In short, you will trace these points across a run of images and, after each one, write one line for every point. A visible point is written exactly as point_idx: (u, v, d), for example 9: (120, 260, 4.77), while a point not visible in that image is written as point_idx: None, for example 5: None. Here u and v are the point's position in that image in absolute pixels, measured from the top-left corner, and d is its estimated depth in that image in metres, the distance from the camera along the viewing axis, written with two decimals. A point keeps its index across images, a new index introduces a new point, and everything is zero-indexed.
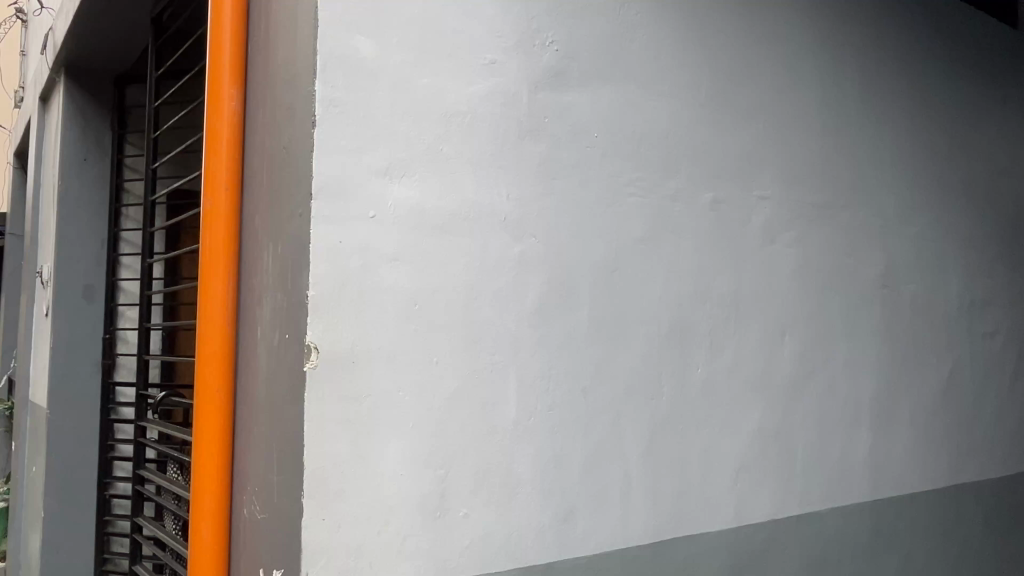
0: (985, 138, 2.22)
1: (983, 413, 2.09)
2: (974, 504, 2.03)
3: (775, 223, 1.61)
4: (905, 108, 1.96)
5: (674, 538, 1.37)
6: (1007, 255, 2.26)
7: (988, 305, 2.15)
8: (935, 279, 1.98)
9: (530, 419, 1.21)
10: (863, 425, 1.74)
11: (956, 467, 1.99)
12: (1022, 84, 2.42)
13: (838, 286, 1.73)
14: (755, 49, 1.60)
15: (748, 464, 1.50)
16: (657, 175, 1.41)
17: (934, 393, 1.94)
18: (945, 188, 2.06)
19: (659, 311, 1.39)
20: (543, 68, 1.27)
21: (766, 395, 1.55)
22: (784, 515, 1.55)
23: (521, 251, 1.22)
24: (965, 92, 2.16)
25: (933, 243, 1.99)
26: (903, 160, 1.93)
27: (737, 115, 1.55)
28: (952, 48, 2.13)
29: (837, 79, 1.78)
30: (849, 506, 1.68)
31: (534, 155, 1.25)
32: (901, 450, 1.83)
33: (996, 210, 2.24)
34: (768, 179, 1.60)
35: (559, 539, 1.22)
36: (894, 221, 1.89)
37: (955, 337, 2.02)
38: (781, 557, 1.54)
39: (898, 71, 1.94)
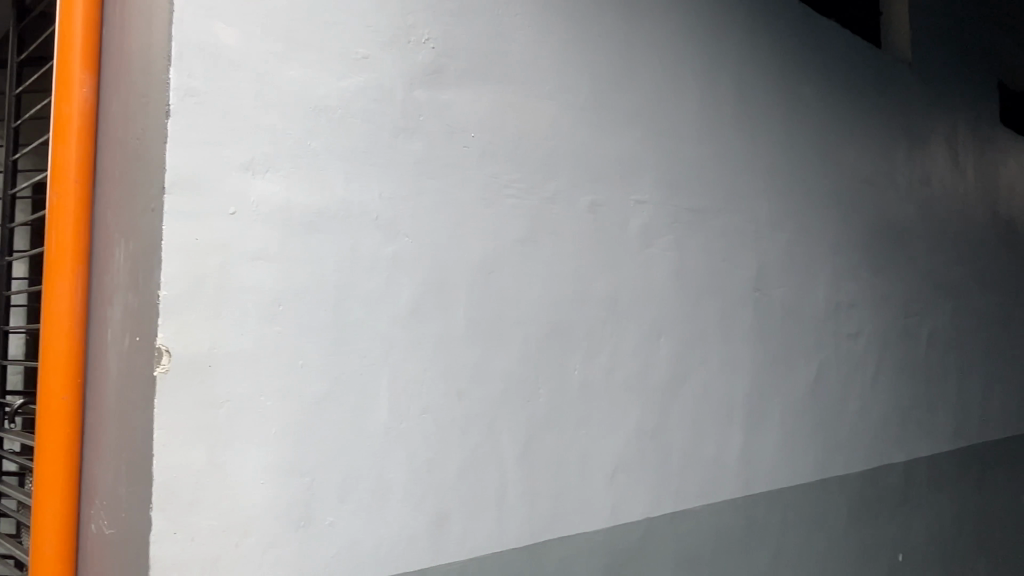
0: (851, 148, 2.34)
1: (849, 410, 2.20)
2: (841, 497, 2.13)
3: (653, 227, 1.64)
4: (778, 119, 2.04)
5: (551, 540, 1.37)
6: (871, 260, 2.38)
7: (853, 308, 2.27)
8: (805, 283, 2.07)
9: (402, 423, 1.18)
10: (736, 424, 1.80)
11: (822, 463, 2.08)
12: (886, 98, 2.57)
13: (713, 289, 1.78)
14: (635, 55, 1.62)
15: (625, 464, 1.52)
16: (536, 176, 1.41)
17: (803, 392, 2.03)
18: (815, 195, 2.15)
19: (537, 312, 1.39)
20: (419, 65, 1.25)
21: (643, 395, 1.58)
22: (659, 514, 1.58)
23: (394, 252, 1.19)
24: (833, 105, 2.27)
25: (803, 249, 2.08)
26: (775, 169, 2.01)
27: (616, 119, 1.58)
28: (821, 62, 2.23)
29: (712, 89, 1.83)
30: (722, 502, 1.73)
31: (409, 154, 1.23)
32: (771, 447, 1.90)
33: (861, 217, 2.36)
34: (646, 184, 1.63)
35: (432, 545, 1.20)
36: (766, 226, 1.96)
37: (822, 338, 2.12)
38: (657, 554, 1.56)
39: (771, 82, 2.02)
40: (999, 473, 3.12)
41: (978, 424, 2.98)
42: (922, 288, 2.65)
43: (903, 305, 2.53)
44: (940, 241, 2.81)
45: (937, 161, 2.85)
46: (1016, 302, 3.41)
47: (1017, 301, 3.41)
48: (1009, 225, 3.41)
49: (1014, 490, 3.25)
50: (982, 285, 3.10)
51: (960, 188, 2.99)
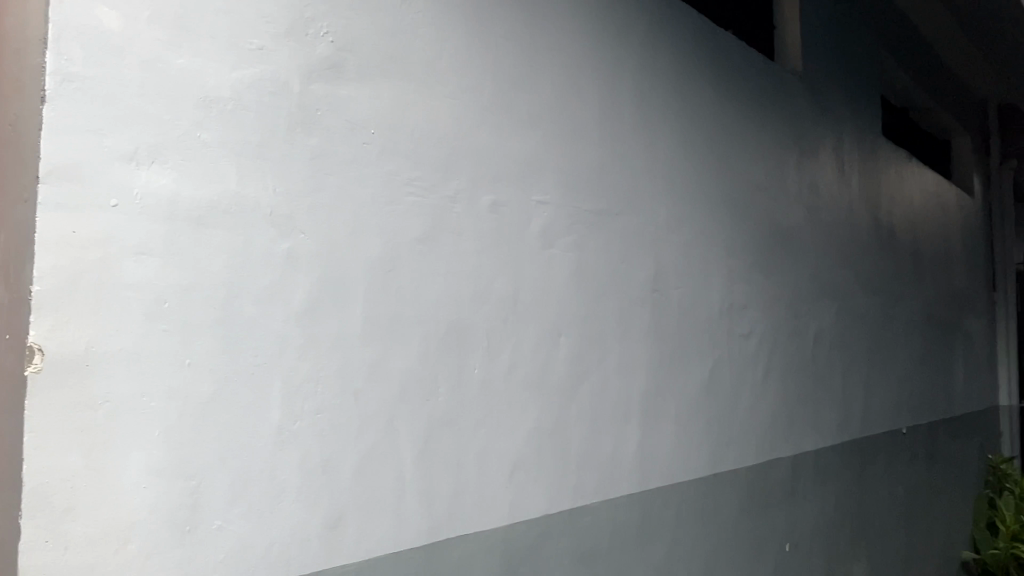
0: (745, 155, 2.43)
1: (740, 407, 2.29)
2: (732, 491, 2.21)
3: (554, 227, 1.66)
4: (676, 125, 2.10)
5: (449, 539, 1.37)
6: (762, 263, 2.48)
7: (746, 308, 2.36)
8: (700, 284, 2.14)
9: (295, 424, 1.15)
10: (633, 421, 1.85)
11: (715, 458, 2.16)
12: (778, 108, 2.68)
13: (612, 289, 1.82)
14: (537, 58, 1.64)
15: (524, 462, 1.54)
16: (436, 174, 1.41)
17: (697, 390, 2.09)
18: (710, 200, 2.23)
19: (436, 311, 1.39)
20: (317, 59, 1.23)
21: (542, 394, 1.59)
22: (556, 510, 1.60)
23: (289, 248, 1.16)
24: (728, 113, 2.36)
25: (699, 251, 2.15)
26: (673, 173, 2.07)
27: (518, 120, 1.59)
28: (718, 71, 2.32)
29: (613, 93, 1.87)
30: (618, 497, 1.77)
31: (305, 149, 1.20)
32: (666, 444, 1.96)
33: (754, 221, 2.45)
34: (547, 185, 1.65)
35: (326, 547, 1.18)
36: (664, 229, 2.01)
37: (716, 337, 2.19)
38: (555, 550, 1.58)
39: (670, 89, 2.08)
40: (879, 467, 3.30)
41: (860, 419, 3.15)
42: (810, 290, 2.78)
43: (792, 306, 2.65)
44: (827, 245, 2.95)
45: (825, 169, 2.99)
46: (896, 305, 3.62)
47: (897, 304, 3.62)
48: (889, 232, 3.62)
49: (893, 482, 3.44)
50: (865, 288, 3.28)
51: (845, 196, 3.16)
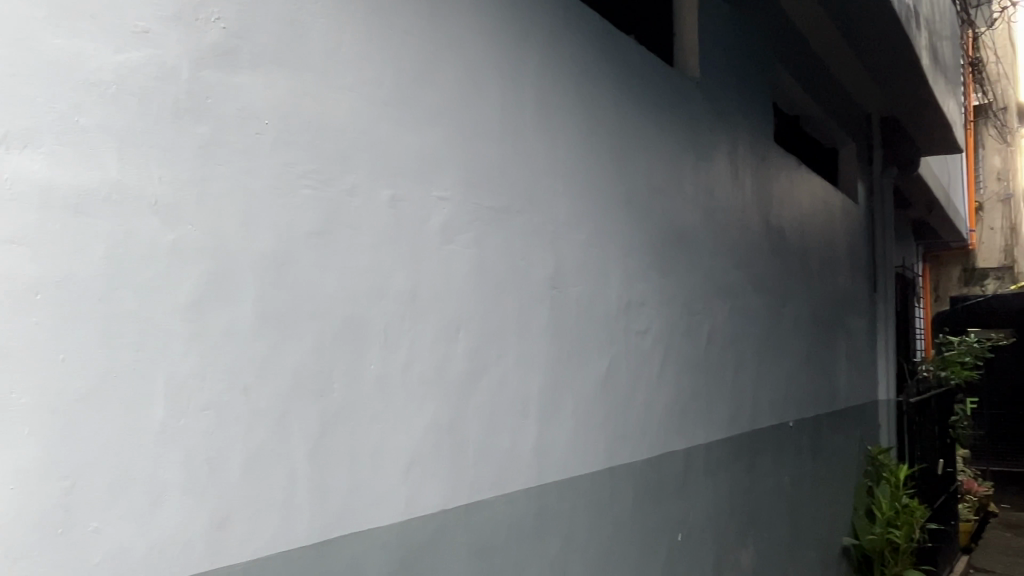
0: (644, 158, 2.50)
1: (635, 402, 2.35)
2: (626, 484, 2.26)
3: (453, 224, 1.66)
4: (578, 125, 2.14)
5: (341, 537, 1.35)
6: (659, 262, 2.56)
7: (642, 306, 2.43)
8: (598, 282, 2.19)
9: (180, 420, 1.12)
10: (530, 416, 1.87)
11: (610, 452, 2.21)
12: (676, 112, 2.76)
13: (512, 286, 1.84)
14: (439, 53, 1.64)
15: (420, 458, 1.54)
16: (333, 167, 1.39)
17: (594, 385, 2.14)
18: (609, 200, 2.28)
19: (331, 306, 1.37)
20: (208, 44, 1.19)
21: (439, 389, 1.59)
22: (453, 505, 1.61)
23: (174, 239, 1.13)
24: (628, 115, 2.42)
25: (597, 250, 2.20)
26: (573, 173, 2.11)
27: (418, 115, 1.59)
28: (618, 74, 2.37)
29: (514, 91, 1.89)
30: (515, 492, 1.79)
31: (194, 137, 1.16)
32: (563, 438, 1.99)
33: (652, 221, 2.52)
34: (447, 181, 1.66)
35: (211, 548, 1.15)
36: (564, 227, 2.05)
37: (613, 334, 2.25)
38: (451, 545, 1.59)
39: (571, 91, 2.12)
40: (767, 459, 3.46)
41: (750, 413, 3.28)
42: (704, 289, 2.88)
43: (687, 305, 2.74)
44: (721, 247, 3.07)
45: (721, 174, 3.11)
46: (785, 304, 3.79)
47: (785, 303, 3.79)
48: (780, 234, 3.78)
49: (780, 473, 3.60)
50: (756, 288, 3.42)
51: (738, 199, 3.28)
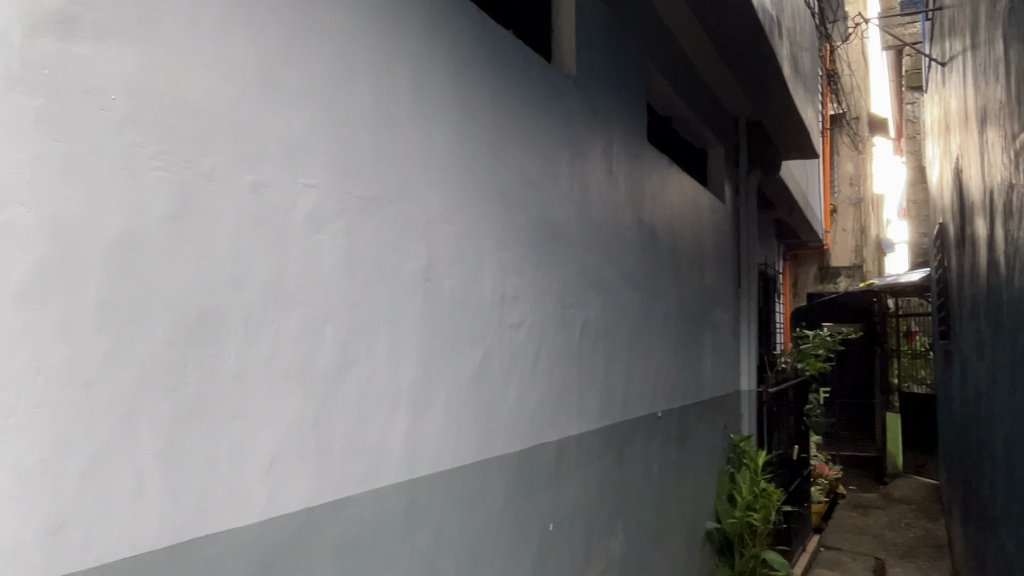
0: (520, 153, 2.51)
1: (508, 394, 2.36)
2: (498, 476, 2.27)
3: (322, 212, 1.61)
4: (453, 117, 2.12)
5: (195, 540, 1.28)
6: (533, 256, 2.58)
7: (516, 299, 2.44)
8: (472, 274, 2.18)
9: (9, 419, 1.02)
10: (401, 410, 1.84)
11: (483, 444, 2.21)
12: (553, 107, 2.79)
13: (383, 278, 1.80)
14: (308, 34, 1.59)
15: (283, 455, 1.48)
16: (190, 149, 1.31)
17: (466, 378, 2.13)
18: (484, 192, 2.27)
19: (186, 295, 1.29)
20: (45, 11, 1.10)
21: (304, 384, 1.54)
22: (318, 502, 1.56)
23: (4, 222, 1.03)
24: (505, 108, 2.42)
25: (471, 242, 2.19)
26: (448, 165, 2.09)
27: (285, 97, 1.52)
28: (495, 66, 2.37)
29: (388, 79, 1.85)
30: (384, 487, 1.76)
31: (29, 111, 1.07)
32: (435, 432, 1.98)
33: (527, 215, 2.54)
34: (315, 168, 1.60)
35: (45, 556, 1.06)
36: (438, 218, 2.03)
37: (486, 327, 2.25)
38: (316, 544, 1.54)
39: (446, 81, 2.10)
40: (636, 448, 3.56)
41: (620, 404, 3.37)
42: (577, 283, 2.93)
43: (561, 298, 2.78)
44: (594, 242, 3.13)
45: (595, 170, 3.17)
46: (655, 299, 3.92)
47: (655, 297, 3.91)
48: (651, 231, 3.90)
49: (648, 461, 3.72)
50: (628, 282, 3.51)
51: (612, 195, 3.36)
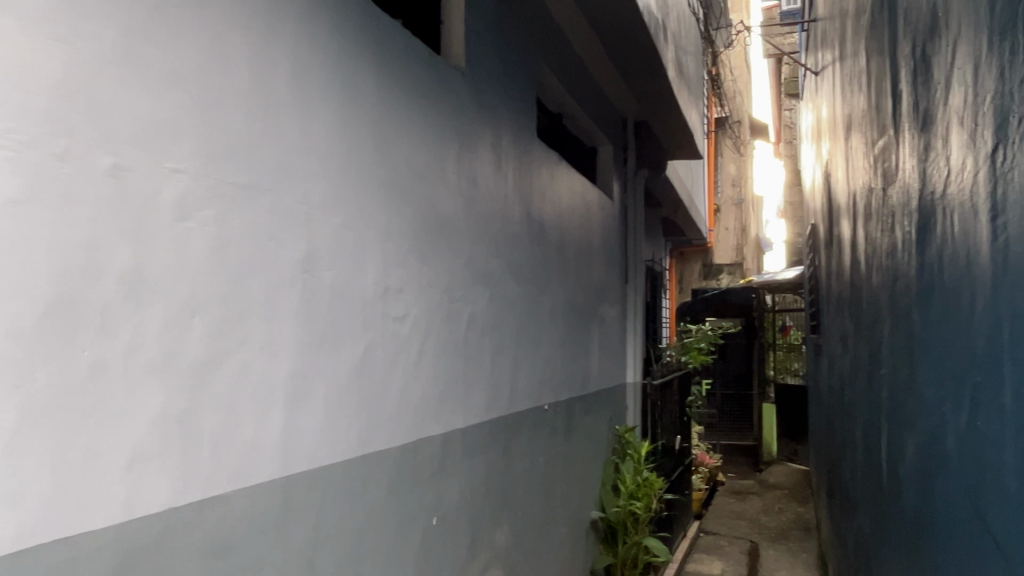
0: (406, 144, 2.48)
1: (390, 387, 2.33)
2: (380, 470, 2.24)
3: (190, 199, 1.54)
4: (335, 104, 2.07)
5: (45, 544, 1.20)
6: (419, 249, 2.55)
7: (401, 292, 2.41)
8: (354, 266, 2.14)
9: None
10: (276, 405, 1.79)
11: (365, 439, 2.18)
12: (441, 99, 2.77)
13: (258, 269, 1.74)
14: (176, 13, 1.51)
15: (145, 452, 1.41)
16: (41, 128, 1.23)
17: (347, 372, 2.09)
18: (368, 183, 2.24)
19: (35, 284, 1.21)
20: None
21: (169, 378, 1.47)
22: (183, 502, 1.49)
23: None
24: (391, 98, 2.39)
25: (354, 233, 2.15)
26: (329, 153, 2.04)
27: (151, 77, 1.45)
28: (381, 56, 2.33)
29: (266, 63, 1.79)
30: (256, 486, 1.70)
31: None
32: (312, 427, 1.93)
33: (413, 207, 2.51)
34: (183, 152, 1.53)
35: None
36: (318, 209, 1.98)
37: (368, 321, 2.21)
38: (181, 546, 1.47)
39: (328, 68, 2.05)
40: (522, 441, 3.59)
41: (507, 397, 3.40)
42: (464, 276, 2.93)
43: (446, 291, 2.77)
44: (482, 235, 3.13)
45: (484, 164, 3.17)
46: (543, 293, 3.96)
47: (543, 292, 3.96)
48: (540, 226, 3.95)
49: (534, 454, 3.77)
50: (516, 277, 3.54)
51: (500, 189, 3.37)
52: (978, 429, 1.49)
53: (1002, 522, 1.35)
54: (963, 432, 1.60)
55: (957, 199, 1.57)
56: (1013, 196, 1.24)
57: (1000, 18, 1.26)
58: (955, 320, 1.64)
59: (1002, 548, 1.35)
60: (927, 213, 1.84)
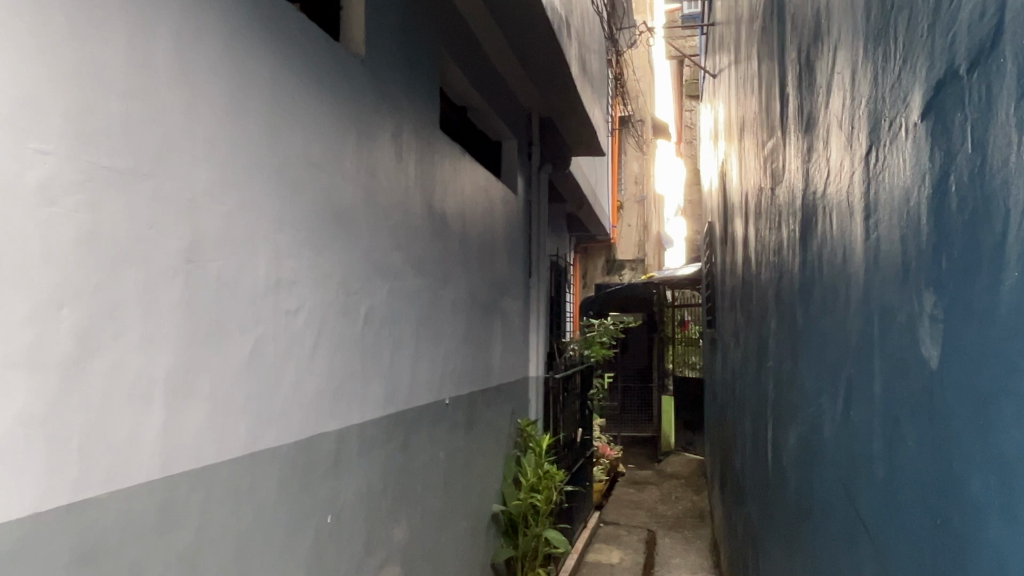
0: (301, 132, 2.40)
1: (282, 383, 2.26)
2: (270, 469, 2.17)
3: (58, 182, 1.44)
4: (224, 88, 1.99)
5: None
6: (314, 240, 2.48)
7: (294, 284, 2.34)
8: (243, 257, 2.06)
9: None
10: (156, 403, 1.70)
11: (254, 437, 2.10)
12: (339, 87, 2.70)
13: (134, 258, 1.64)
14: None
15: (5, 454, 1.31)
16: None
17: (234, 366, 2.01)
18: (259, 171, 2.15)
19: None
20: None
21: (32, 374, 1.37)
22: (49, 506, 1.40)
23: None
24: (284, 84, 2.31)
25: (243, 223, 2.06)
26: (216, 138, 1.95)
27: (14, 51, 1.35)
28: (275, 40, 2.25)
29: (146, 41, 1.69)
30: (133, 487, 1.61)
31: None
32: (196, 425, 1.84)
33: (308, 197, 2.44)
34: (51, 132, 1.43)
35: None
36: (203, 197, 1.89)
37: (258, 314, 2.13)
38: (47, 552, 1.38)
39: (217, 49, 1.96)
40: (422, 436, 3.56)
41: (406, 392, 3.36)
42: (362, 269, 2.87)
43: (344, 284, 2.70)
44: (381, 227, 3.07)
45: (383, 155, 3.11)
46: (444, 287, 3.93)
47: (445, 285, 3.93)
48: (442, 219, 3.91)
49: (434, 448, 3.74)
50: (417, 270, 3.49)
51: (401, 181, 3.32)
52: (852, 420, 1.56)
53: (872, 509, 1.41)
54: (838, 422, 1.67)
55: (835, 200, 1.63)
56: (884, 196, 1.30)
57: (875, 25, 1.32)
58: (832, 315, 1.71)
59: (873, 534, 1.41)
60: (809, 212, 1.91)
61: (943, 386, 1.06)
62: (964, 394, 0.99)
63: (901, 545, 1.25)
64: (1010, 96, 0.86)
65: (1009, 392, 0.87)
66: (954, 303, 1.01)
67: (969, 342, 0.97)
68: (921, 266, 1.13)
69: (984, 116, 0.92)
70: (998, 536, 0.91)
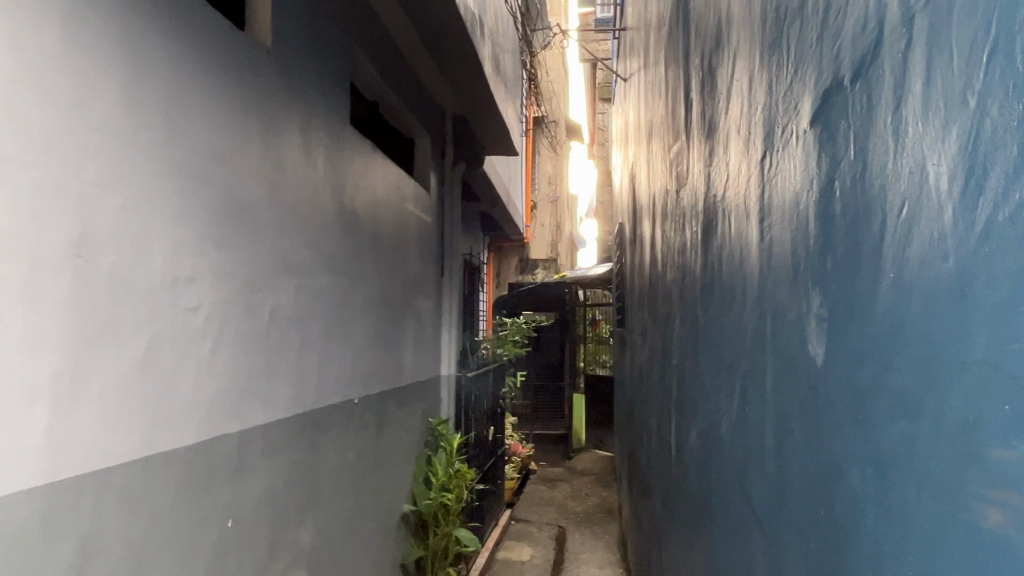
0: (203, 124, 2.32)
1: (180, 383, 2.17)
2: (167, 473, 2.09)
3: None
4: (120, 75, 1.90)
5: None
6: (216, 236, 2.40)
7: (194, 281, 2.26)
8: (138, 252, 1.97)
9: None
10: (39, 404, 1.60)
11: (149, 439, 2.01)
12: (245, 78, 2.62)
13: (16, 251, 1.55)
14: None
15: None
16: None
17: (128, 366, 1.92)
18: (156, 162, 2.06)
19: None
20: None
21: None
22: None
23: None
24: (186, 72, 2.22)
25: (138, 217, 1.97)
26: (110, 127, 1.86)
27: None
28: (175, 27, 2.16)
29: (33, 22, 1.60)
30: (14, 495, 1.52)
31: None
32: (85, 428, 1.75)
33: (210, 191, 2.36)
34: None
35: None
36: (94, 189, 1.80)
37: (154, 312, 2.04)
38: None
39: (111, 33, 1.86)
40: (329, 438, 3.48)
41: (313, 392, 3.28)
42: (267, 266, 2.79)
43: (247, 281, 2.62)
44: (289, 224, 3.00)
45: (291, 150, 3.04)
46: (354, 285, 3.87)
47: (354, 283, 3.86)
48: (353, 215, 3.85)
49: (343, 449, 3.67)
50: (325, 268, 3.43)
51: (310, 176, 3.25)
52: (747, 415, 1.62)
53: (764, 500, 1.47)
54: (735, 418, 1.72)
55: (733, 202, 1.69)
56: (776, 199, 1.35)
57: (771, 35, 1.37)
58: (730, 314, 1.76)
59: (764, 525, 1.47)
60: (710, 214, 1.97)
61: (827, 382, 1.11)
62: (845, 391, 1.04)
63: (790, 536, 1.30)
64: (889, 106, 0.91)
65: (885, 388, 0.92)
66: (839, 303, 1.06)
67: (850, 340, 1.02)
68: (809, 267, 1.18)
69: (865, 124, 0.97)
70: (875, 525, 0.96)
